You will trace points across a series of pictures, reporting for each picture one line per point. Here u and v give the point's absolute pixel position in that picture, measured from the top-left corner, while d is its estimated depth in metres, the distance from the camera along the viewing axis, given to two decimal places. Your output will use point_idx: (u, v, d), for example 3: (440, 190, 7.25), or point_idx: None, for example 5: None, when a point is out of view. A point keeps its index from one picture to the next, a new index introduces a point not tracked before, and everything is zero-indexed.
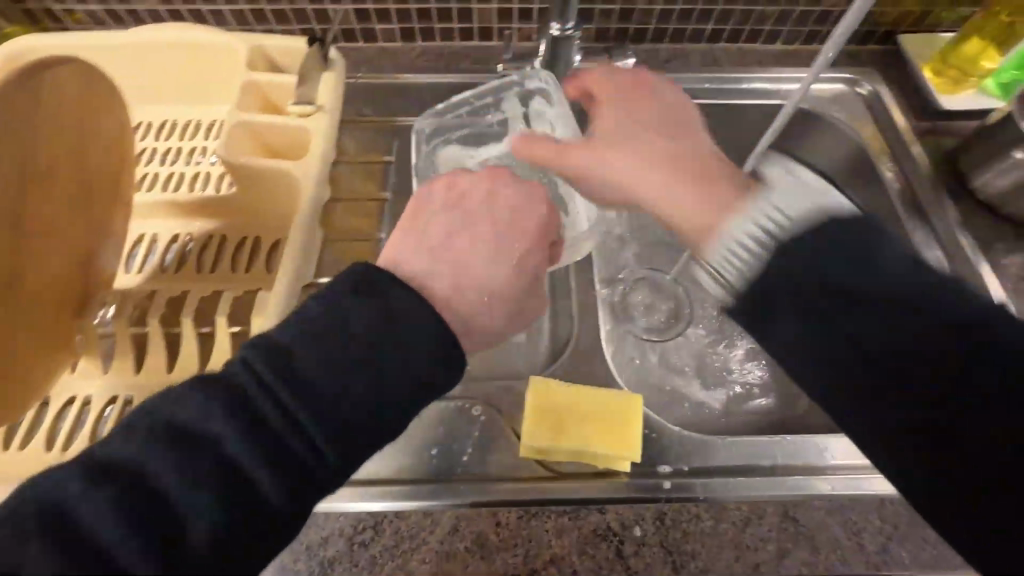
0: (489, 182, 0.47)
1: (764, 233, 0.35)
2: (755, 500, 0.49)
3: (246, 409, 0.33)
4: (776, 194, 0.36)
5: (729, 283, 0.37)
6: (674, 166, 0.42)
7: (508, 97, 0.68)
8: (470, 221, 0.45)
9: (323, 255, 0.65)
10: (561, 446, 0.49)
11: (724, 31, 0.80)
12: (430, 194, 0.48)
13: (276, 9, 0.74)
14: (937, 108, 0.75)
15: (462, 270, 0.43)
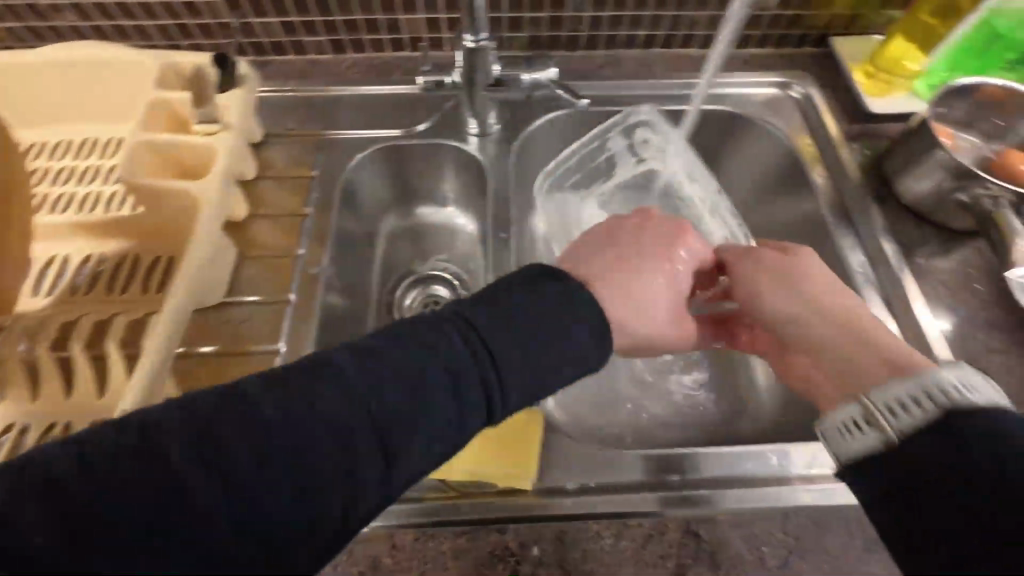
0: (676, 228, 0.53)
1: (938, 399, 0.36)
2: (657, 516, 0.48)
3: (203, 441, 0.31)
4: (965, 371, 0.37)
5: (865, 442, 0.38)
6: (826, 318, 0.46)
7: (613, 133, 0.76)
8: (624, 252, 0.50)
9: (240, 271, 0.64)
10: (454, 468, 0.48)
11: (657, 36, 0.80)
12: (621, 225, 0.53)
13: (199, 23, 0.73)
14: (867, 112, 0.74)
15: (630, 293, 0.48)
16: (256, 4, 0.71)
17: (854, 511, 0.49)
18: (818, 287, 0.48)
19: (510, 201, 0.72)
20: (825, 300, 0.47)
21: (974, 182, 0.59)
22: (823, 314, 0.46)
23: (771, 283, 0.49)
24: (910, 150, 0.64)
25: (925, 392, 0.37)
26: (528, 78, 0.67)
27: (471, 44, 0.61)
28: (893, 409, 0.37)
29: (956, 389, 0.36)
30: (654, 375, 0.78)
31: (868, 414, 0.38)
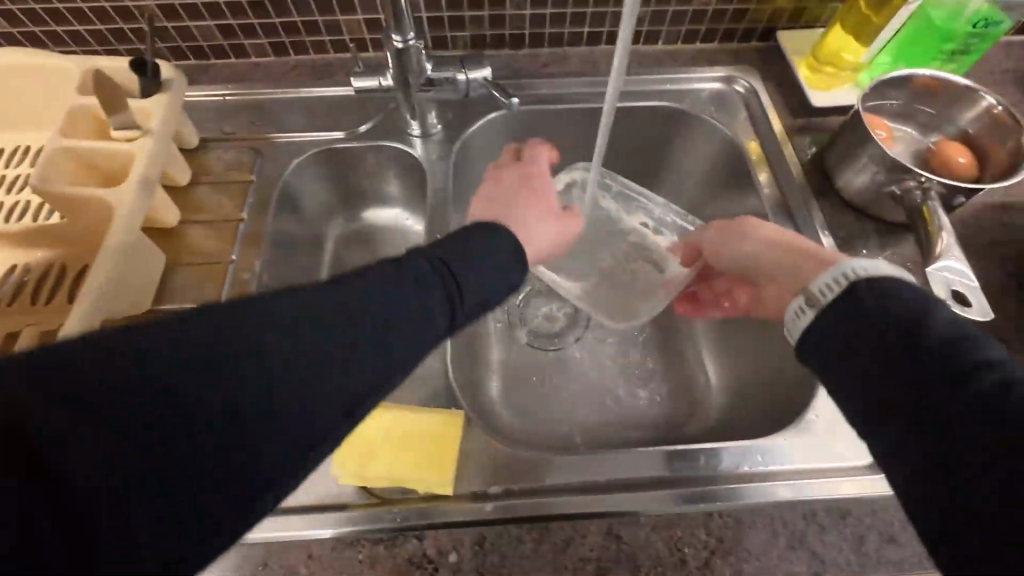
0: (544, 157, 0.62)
1: (858, 275, 0.43)
2: (578, 519, 0.48)
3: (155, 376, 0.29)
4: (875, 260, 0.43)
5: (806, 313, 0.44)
6: (785, 259, 0.53)
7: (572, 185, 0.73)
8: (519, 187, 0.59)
9: (169, 278, 0.63)
10: (370, 476, 0.48)
11: (601, 33, 0.79)
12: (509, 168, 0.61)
13: (135, 27, 0.73)
14: (810, 106, 0.74)
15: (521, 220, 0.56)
16: (190, 7, 0.71)
17: (777, 509, 0.48)
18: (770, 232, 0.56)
19: (450, 203, 0.71)
20: (776, 234, 0.55)
21: (905, 175, 0.59)
22: (786, 251, 0.53)
23: (731, 241, 0.58)
24: (845, 144, 0.63)
25: (839, 275, 0.43)
26: (462, 78, 0.66)
27: (399, 44, 0.61)
28: (829, 288, 0.43)
29: (862, 268, 0.43)
30: (605, 373, 0.77)
31: (807, 298, 0.44)
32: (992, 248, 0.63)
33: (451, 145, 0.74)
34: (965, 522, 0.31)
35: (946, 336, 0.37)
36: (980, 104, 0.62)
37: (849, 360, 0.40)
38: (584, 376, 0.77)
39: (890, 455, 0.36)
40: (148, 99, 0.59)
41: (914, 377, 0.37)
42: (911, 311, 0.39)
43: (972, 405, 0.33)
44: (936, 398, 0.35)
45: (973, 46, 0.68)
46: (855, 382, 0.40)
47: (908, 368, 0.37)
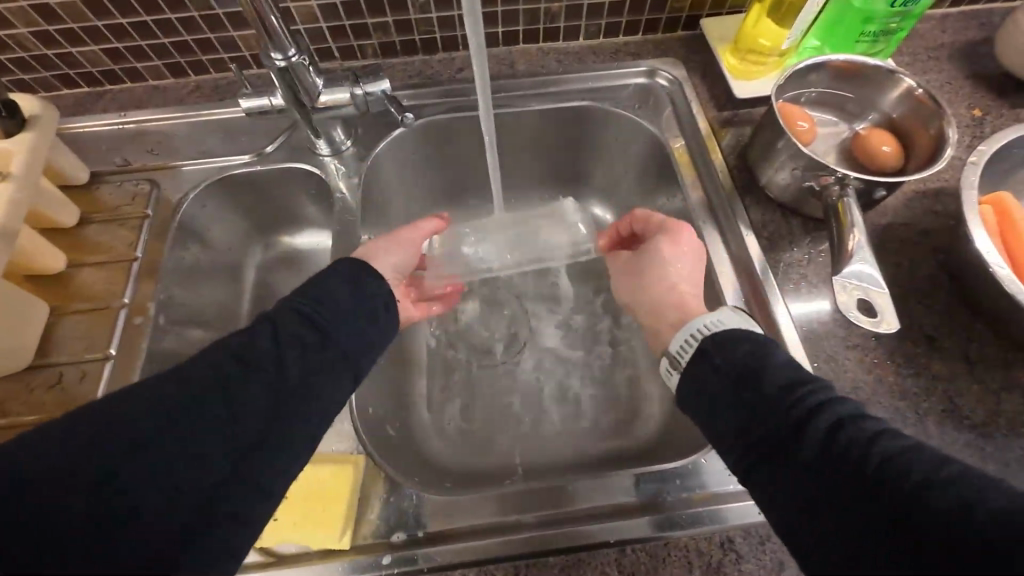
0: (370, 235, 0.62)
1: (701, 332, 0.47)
2: (485, 565, 0.47)
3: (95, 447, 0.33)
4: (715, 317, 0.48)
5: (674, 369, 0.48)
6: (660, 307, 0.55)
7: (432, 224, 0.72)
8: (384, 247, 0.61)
9: (57, 330, 0.59)
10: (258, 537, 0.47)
11: (518, 32, 0.74)
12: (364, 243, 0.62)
13: (12, 57, 0.67)
14: (734, 98, 0.70)
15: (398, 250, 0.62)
16: (67, 33, 0.65)
17: (693, 539, 0.47)
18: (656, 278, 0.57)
19: (360, 226, 0.67)
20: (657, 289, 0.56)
21: (823, 171, 0.56)
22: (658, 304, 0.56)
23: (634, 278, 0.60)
24: (764, 140, 0.60)
25: (691, 335, 0.48)
26: (358, 93, 0.62)
27: (282, 62, 0.56)
28: (685, 349, 0.48)
29: (710, 325, 0.47)
30: (547, 399, 0.70)
31: (670, 362, 0.49)
32: (922, 240, 0.61)
33: (361, 162, 0.70)
34: (849, 512, 0.33)
35: (778, 373, 0.41)
36: (901, 86, 0.59)
37: (743, 401, 0.41)
38: (532, 395, 0.71)
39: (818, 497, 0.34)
40: (10, 138, 0.55)
41: (763, 400, 0.40)
42: (751, 366, 0.42)
43: (812, 411, 0.37)
44: (805, 442, 0.36)
45: (895, 25, 0.64)
46: (733, 438, 0.41)
47: (763, 417, 0.39)
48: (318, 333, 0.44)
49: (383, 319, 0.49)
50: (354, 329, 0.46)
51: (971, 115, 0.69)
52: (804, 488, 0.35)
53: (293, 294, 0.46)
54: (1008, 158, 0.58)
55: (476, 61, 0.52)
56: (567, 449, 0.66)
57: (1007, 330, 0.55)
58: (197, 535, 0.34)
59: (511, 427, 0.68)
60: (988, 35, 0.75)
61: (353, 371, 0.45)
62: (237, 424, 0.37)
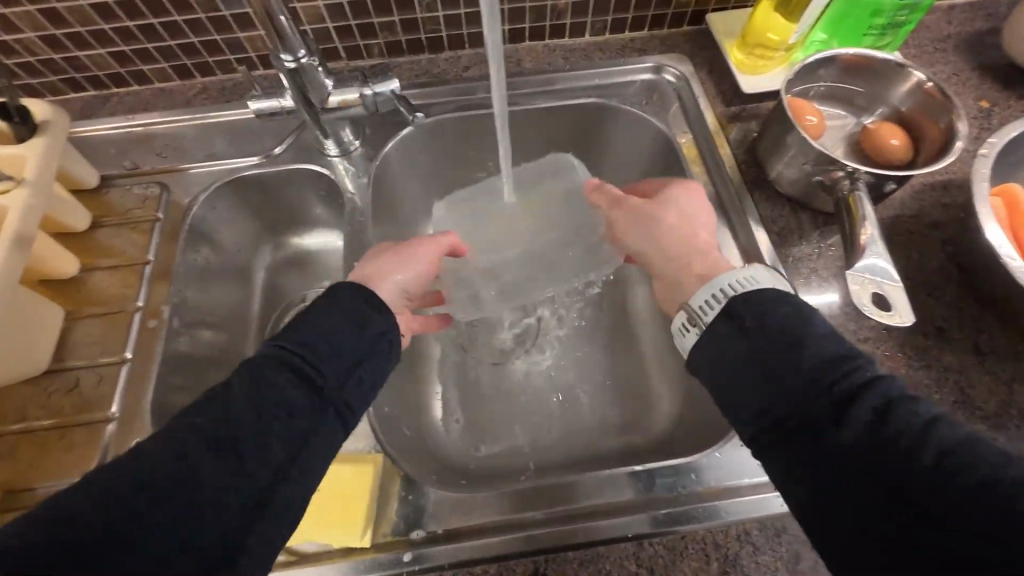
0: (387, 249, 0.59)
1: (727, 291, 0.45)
2: (504, 560, 0.47)
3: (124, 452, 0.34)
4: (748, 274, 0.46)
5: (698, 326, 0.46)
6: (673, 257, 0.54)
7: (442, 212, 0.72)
8: (397, 265, 0.57)
9: (72, 335, 0.59)
10: None
11: (524, 29, 0.74)
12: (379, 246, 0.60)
13: (19, 62, 0.66)
14: (742, 93, 0.70)
15: (404, 270, 0.57)
16: (74, 37, 0.64)
17: (710, 532, 0.48)
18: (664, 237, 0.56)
19: (370, 226, 0.67)
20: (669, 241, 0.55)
21: (833, 166, 0.56)
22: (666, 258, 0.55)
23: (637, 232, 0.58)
24: (773, 136, 0.61)
25: (720, 289, 0.46)
26: (367, 93, 0.62)
27: (292, 63, 0.56)
28: (707, 308, 0.45)
29: (734, 285, 0.45)
30: (549, 390, 0.71)
31: (689, 319, 0.46)
32: (931, 232, 0.61)
33: (369, 162, 0.70)
34: (880, 492, 0.32)
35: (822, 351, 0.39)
36: (911, 79, 0.59)
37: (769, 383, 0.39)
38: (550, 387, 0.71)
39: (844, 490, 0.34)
40: (22, 143, 0.55)
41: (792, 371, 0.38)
42: (793, 339, 0.40)
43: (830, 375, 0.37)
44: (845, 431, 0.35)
45: (904, 18, 0.64)
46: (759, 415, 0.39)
47: (810, 399, 0.37)
48: (307, 397, 0.41)
49: (379, 362, 0.46)
50: (350, 382, 0.43)
51: (978, 106, 0.69)
52: (818, 457, 0.35)
53: (291, 347, 0.42)
54: (1017, 151, 0.58)
55: (491, 50, 0.51)
56: (579, 445, 0.66)
57: (1017, 321, 0.55)
58: (253, 522, 0.35)
59: (533, 417, 0.69)
60: (993, 26, 0.75)
61: (342, 425, 0.43)
62: (275, 445, 0.38)
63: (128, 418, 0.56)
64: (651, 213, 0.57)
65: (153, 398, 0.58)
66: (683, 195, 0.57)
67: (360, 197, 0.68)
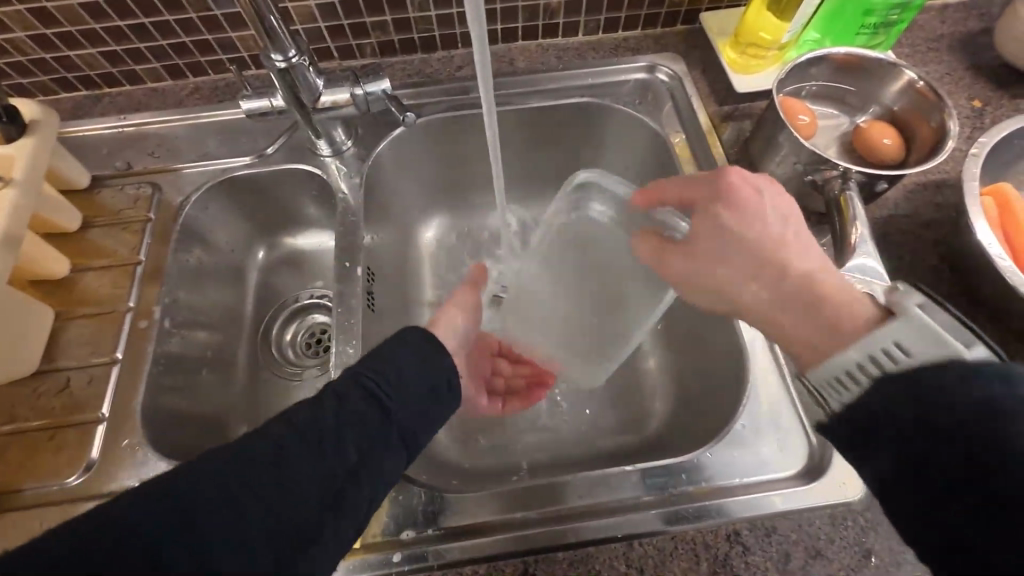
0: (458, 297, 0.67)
1: (872, 364, 0.37)
2: (494, 560, 0.47)
3: None
4: (899, 332, 0.36)
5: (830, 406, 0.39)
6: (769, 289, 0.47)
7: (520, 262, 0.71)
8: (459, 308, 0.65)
9: (63, 336, 0.59)
10: None
11: (516, 28, 0.74)
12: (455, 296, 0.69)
13: (10, 62, 0.66)
14: (736, 92, 0.70)
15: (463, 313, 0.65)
16: (65, 36, 0.64)
17: (700, 532, 0.48)
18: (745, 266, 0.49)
19: (362, 226, 0.66)
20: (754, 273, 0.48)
21: (825, 165, 0.56)
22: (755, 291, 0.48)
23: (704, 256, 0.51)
24: (765, 135, 0.60)
25: (874, 356, 0.37)
26: (358, 92, 0.62)
27: (282, 63, 0.56)
28: (836, 388, 0.39)
29: (886, 355, 0.36)
30: (546, 393, 0.71)
31: (817, 400, 0.41)
32: (923, 232, 0.61)
33: (361, 162, 0.70)
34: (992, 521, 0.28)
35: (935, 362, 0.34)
36: (902, 78, 0.59)
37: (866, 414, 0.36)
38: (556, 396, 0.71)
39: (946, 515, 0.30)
40: (11, 144, 0.55)
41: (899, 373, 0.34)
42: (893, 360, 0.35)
43: (949, 383, 0.32)
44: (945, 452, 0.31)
45: (896, 17, 0.64)
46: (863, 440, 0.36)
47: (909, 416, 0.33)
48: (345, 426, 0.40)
49: (442, 397, 0.47)
50: (416, 412, 0.44)
51: (971, 106, 0.69)
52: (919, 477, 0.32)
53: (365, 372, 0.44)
54: (1008, 150, 0.58)
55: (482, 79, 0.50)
56: (572, 445, 0.66)
57: (1010, 321, 0.55)
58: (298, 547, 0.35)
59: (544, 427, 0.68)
60: (987, 26, 0.75)
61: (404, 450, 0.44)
62: (319, 475, 0.38)
63: (119, 419, 0.56)
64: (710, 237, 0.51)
65: (143, 398, 0.58)
66: (729, 221, 0.49)
67: (352, 196, 0.68)
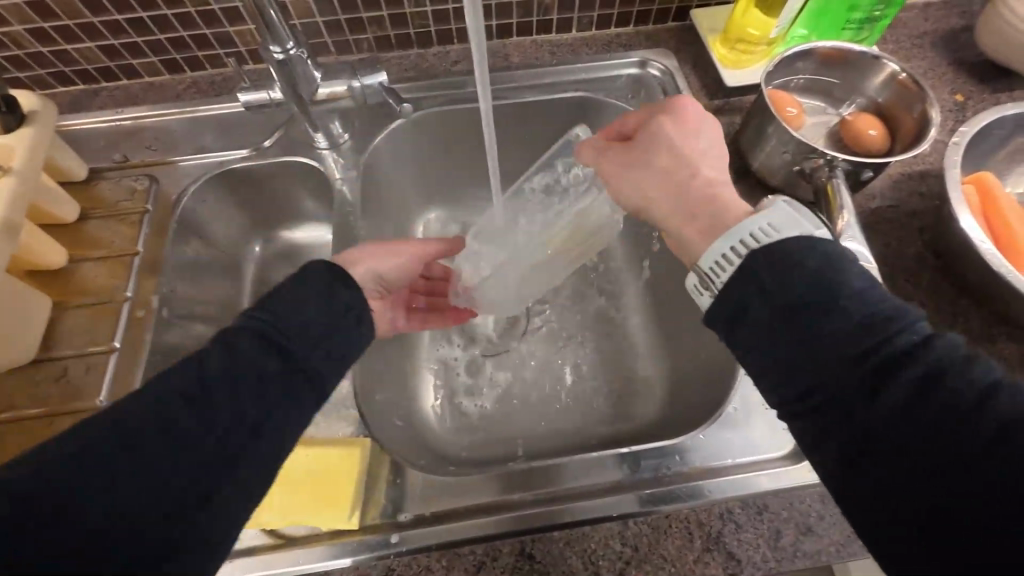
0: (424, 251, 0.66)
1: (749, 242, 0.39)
2: (492, 540, 0.48)
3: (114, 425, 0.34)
4: (772, 216, 0.40)
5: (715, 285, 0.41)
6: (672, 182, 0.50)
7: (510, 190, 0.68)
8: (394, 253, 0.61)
9: (59, 326, 0.60)
10: (257, 519, 0.47)
11: (511, 24, 0.75)
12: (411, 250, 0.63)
13: (7, 55, 0.66)
14: (725, 86, 0.72)
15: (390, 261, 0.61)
16: (64, 30, 0.65)
17: (694, 511, 0.49)
18: (681, 163, 0.50)
19: (359, 216, 0.67)
20: (669, 183, 0.50)
21: (812, 154, 0.58)
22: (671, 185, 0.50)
23: (626, 164, 0.54)
24: (755, 127, 0.62)
25: (742, 240, 0.40)
26: (356, 85, 0.63)
27: (280, 55, 0.56)
28: (722, 270, 0.40)
29: (759, 235, 0.39)
30: (540, 379, 0.72)
31: (700, 281, 0.42)
32: (909, 220, 0.62)
33: (360, 155, 0.71)
34: (959, 475, 0.30)
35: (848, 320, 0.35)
36: (885, 71, 0.61)
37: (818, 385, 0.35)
38: (551, 381, 0.72)
39: (910, 481, 0.31)
40: (9, 134, 0.55)
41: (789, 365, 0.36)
42: None
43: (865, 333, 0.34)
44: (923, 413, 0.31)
45: (879, 13, 0.66)
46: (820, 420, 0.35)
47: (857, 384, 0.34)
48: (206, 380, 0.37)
49: None
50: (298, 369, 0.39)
51: (953, 100, 0.71)
52: (883, 445, 0.32)
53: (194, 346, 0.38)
54: (988, 139, 0.59)
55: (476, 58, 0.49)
56: (570, 431, 0.67)
57: (992, 304, 0.56)
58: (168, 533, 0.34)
59: (539, 414, 0.69)
60: (968, 23, 0.77)
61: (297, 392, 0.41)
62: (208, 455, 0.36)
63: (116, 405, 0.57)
64: (655, 143, 0.52)
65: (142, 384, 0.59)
66: (672, 131, 0.52)
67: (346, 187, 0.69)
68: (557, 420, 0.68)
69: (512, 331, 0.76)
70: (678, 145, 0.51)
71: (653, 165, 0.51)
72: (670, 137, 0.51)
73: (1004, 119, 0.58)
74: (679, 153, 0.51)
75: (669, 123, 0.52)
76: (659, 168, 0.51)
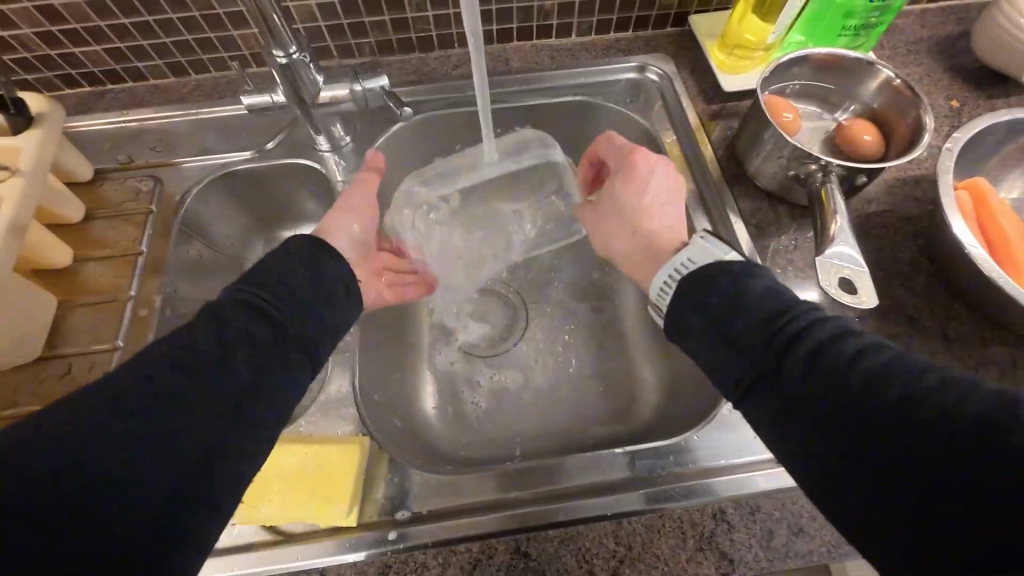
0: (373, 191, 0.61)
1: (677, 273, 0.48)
2: (489, 538, 0.48)
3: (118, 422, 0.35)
4: (693, 251, 0.48)
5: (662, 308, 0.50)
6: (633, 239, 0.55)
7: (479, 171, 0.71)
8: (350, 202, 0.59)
9: (63, 325, 0.60)
10: (261, 516, 0.48)
11: (512, 29, 0.76)
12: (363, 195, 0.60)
13: (15, 58, 0.68)
14: (723, 91, 0.73)
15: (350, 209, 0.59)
16: (71, 33, 0.66)
17: (687, 511, 0.49)
18: (637, 220, 0.55)
19: None
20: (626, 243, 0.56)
21: (807, 159, 0.58)
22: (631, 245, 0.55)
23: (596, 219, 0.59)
24: (751, 133, 0.63)
25: (674, 272, 0.48)
26: (357, 88, 0.64)
27: (282, 59, 0.57)
28: (664, 295, 0.49)
29: (685, 265, 0.48)
30: (539, 379, 0.73)
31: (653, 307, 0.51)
32: (903, 225, 0.63)
33: (361, 158, 0.72)
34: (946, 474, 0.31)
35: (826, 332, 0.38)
36: (879, 77, 0.62)
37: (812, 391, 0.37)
38: (550, 381, 0.73)
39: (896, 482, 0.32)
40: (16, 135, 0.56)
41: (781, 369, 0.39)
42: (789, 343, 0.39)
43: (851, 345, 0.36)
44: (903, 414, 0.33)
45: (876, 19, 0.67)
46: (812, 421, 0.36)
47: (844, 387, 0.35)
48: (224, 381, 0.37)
49: None
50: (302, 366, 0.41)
51: (949, 106, 0.72)
52: (869, 446, 0.33)
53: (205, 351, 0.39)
54: (982, 145, 0.60)
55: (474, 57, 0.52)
56: (567, 431, 0.67)
57: (985, 308, 0.57)
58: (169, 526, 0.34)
59: (539, 413, 0.70)
60: (965, 30, 0.77)
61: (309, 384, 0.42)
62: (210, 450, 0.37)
63: None
64: (612, 209, 0.57)
65: None
66: (623, 190, 0.56)
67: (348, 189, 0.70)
68: (556, 420, 0.69)
69: (512, 331, 0.76)
70: (632, 204, 0.55)
71: (616, 223, 0.57)
72: (624, 197, 0.56)
73: (998, 125, 0.59)
74: (637, 210, 0.55)
75: (620, 183, 0.56)
76: (621, 229, 0.56)
